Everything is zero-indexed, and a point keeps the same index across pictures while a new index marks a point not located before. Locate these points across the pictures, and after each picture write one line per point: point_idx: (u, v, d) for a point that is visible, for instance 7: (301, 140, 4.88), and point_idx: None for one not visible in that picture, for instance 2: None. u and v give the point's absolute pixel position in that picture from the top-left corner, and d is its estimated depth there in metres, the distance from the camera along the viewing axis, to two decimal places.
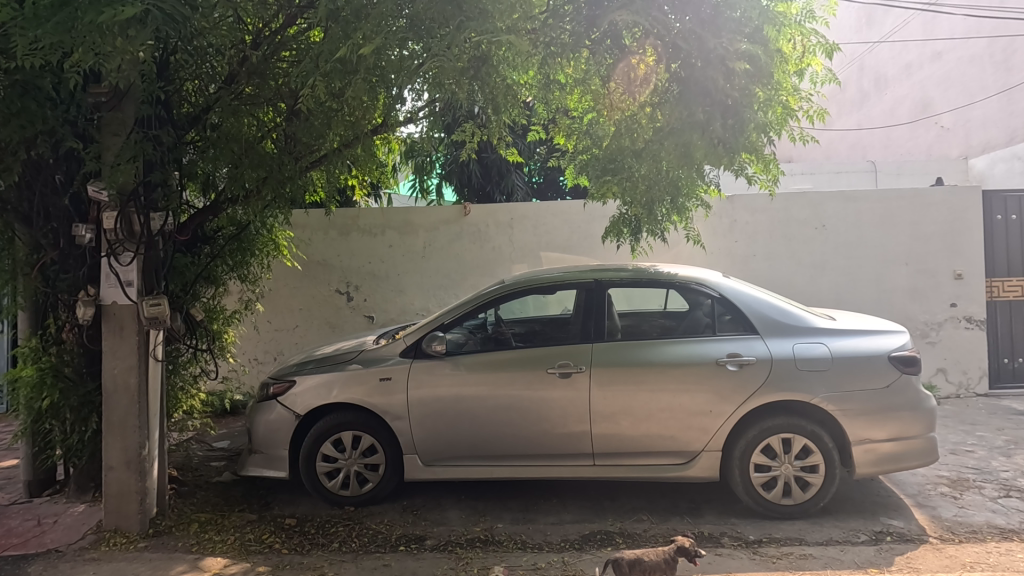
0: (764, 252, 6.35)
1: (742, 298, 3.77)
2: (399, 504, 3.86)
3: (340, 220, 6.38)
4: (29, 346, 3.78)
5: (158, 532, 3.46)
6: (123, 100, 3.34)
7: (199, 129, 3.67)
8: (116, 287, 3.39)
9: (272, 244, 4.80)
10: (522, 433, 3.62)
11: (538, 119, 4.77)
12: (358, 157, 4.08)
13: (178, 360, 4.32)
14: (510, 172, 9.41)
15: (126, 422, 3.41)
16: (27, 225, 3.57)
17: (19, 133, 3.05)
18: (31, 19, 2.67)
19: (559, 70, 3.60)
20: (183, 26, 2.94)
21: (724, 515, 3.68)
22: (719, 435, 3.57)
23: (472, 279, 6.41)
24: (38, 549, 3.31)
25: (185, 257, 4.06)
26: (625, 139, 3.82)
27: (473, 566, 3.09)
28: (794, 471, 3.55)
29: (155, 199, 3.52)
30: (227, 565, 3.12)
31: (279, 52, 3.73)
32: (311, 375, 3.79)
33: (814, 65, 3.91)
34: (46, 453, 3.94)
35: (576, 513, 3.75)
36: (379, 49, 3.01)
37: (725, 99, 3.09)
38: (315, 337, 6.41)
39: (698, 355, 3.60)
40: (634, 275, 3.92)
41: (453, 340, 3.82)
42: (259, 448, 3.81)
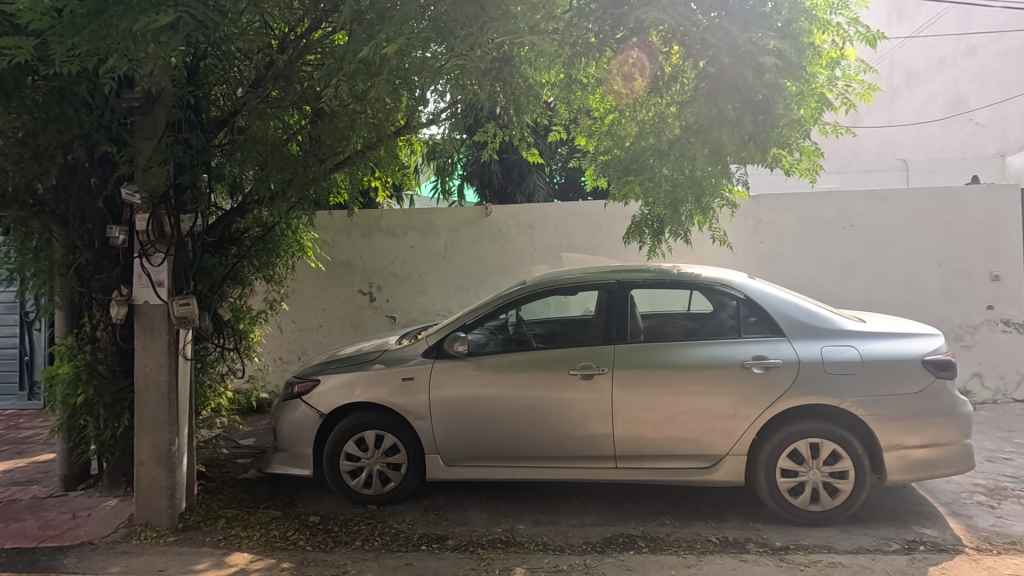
0: (790, 253, 6.23)
1: (768, 299, 3.71)
2: (421, 504, 3.88)
3: (363, 221, 6.44)
4: (64, 344, 3.89)
5: (186, 527, 3.54)
6: (155, 105, 3.43)
7: (227, 132, 3.74)
8: (147, 287, 3.48)
9: (297, 245, 4.88)
10: (543, 434, 3.61)
11: (560, 119, 4.73)
12: (381, 159, 4.11)
13: (207, 358, 4.41)
14: (530, 173, 9.39)
15: (156, 419, 3.50)
16: (63, 228, 3.67)
17: (57, 138, 3.19)
18: (69, 27, 2.75)
19: (583, 70, 3.57)
20: (213, 31, 3.00)
21: (749, 520, 3.61)
22: (744, 439, 3.51)
23: (493, 280, 6.43)
24: (72, 541, 3.41)
25: (213, 257, 4.15)
26: (650, 138, 3.76)
27: (495, 567, 3.09)
28: (823, 477, 3.47)
29: (185, 201, 3.61)
30: (253, 561, 3.18)
31: (305, 55, 3.75)
32: (335, 375, 3.83)
33: (847, 56, 3.79)
34: (81, 447, 4.06)
35: (597, 515, 3.72)
36: (404, 50, 3.06)
37: (754, 95, 3.03)
38: (337, 336, 6.49)
39: (722, 357, 3.54)
40: (658, 276, 3.89)
41: (475, 341, 3.82)
42: (284, 446, 3.86)
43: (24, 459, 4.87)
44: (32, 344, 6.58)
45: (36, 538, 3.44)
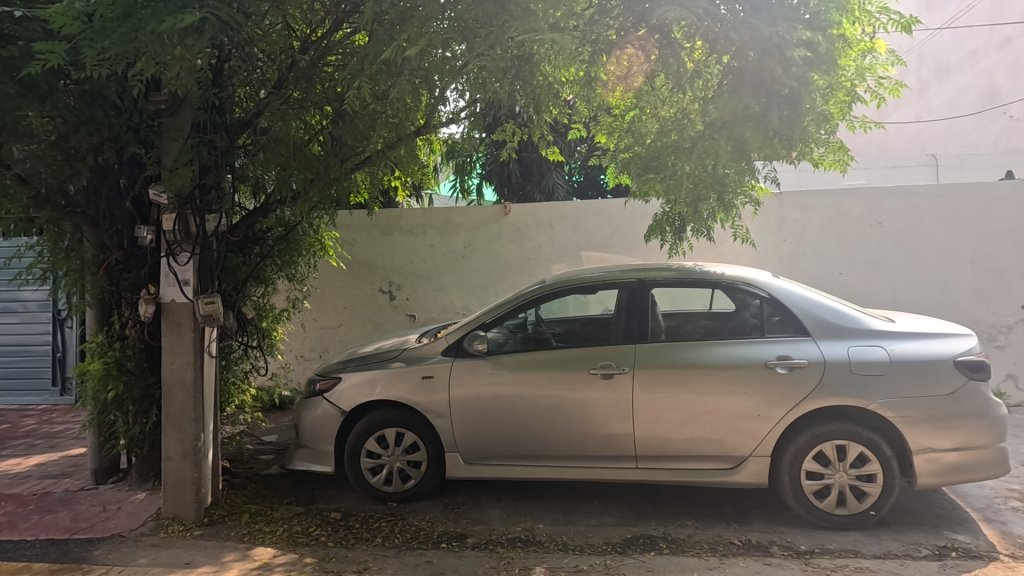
0: (814, 251, 6.10)
1: (794, 298, 3.63)
2: (440, 501, 3.90)
3: (383, 220, 6.49)
4: (96, 341, 4.00)
5: (212, 521, 3.60)
6: (181, 106, 3.49)
7: (250, 133, 3.78)
8: (174, 285, 3.54)
9: (318, 244, 4.94)
10: (563, 433, 3.59)
11: (579, 116, 4.69)
12: (401, 159, 4.12)
13: (231, 356, 4.50)
14: (549, 172, 9.36)
15: (182, 415, 3.57)
16: (93, 228, 3.76)
17: (88, 140, 3.28)
18: (99, 31, 2.78)
19: (604, 67, 3.55)
20: (237, 33, 3.04)
21: (772, 523, 3.56)
22: (768, 440, 3.45)
23: (512, 279, 6.42)
24: (103, 533, 3.49)
25: (237, 257, 4.23)
26: (672, 134, 3.71)
27: (515, 566, 3.08)
28: (850, 480, 3.39)
29: (210, 201, 3.68)
30: (276, 556, 3.22)
31: (324, 56, 3.73)
32: (355, 372, 3.86)
33: (877, 47, 3.72)
34: (112, 442, 4.17)
35: (617, 516, 3.69)
36: (425, 50, 3.08)
37: (781, 89, 2.97)
38: (358, 335, 6.56)
39: (745, 357, 3.49)
40: (679, 275, 3.84)
41: (494, 339, 3.82)
42: (306, 442, 3.91)
43: (58, 453, 5.01)
44: (64, 341, 6.78)
45: (69, 530, 3.53)
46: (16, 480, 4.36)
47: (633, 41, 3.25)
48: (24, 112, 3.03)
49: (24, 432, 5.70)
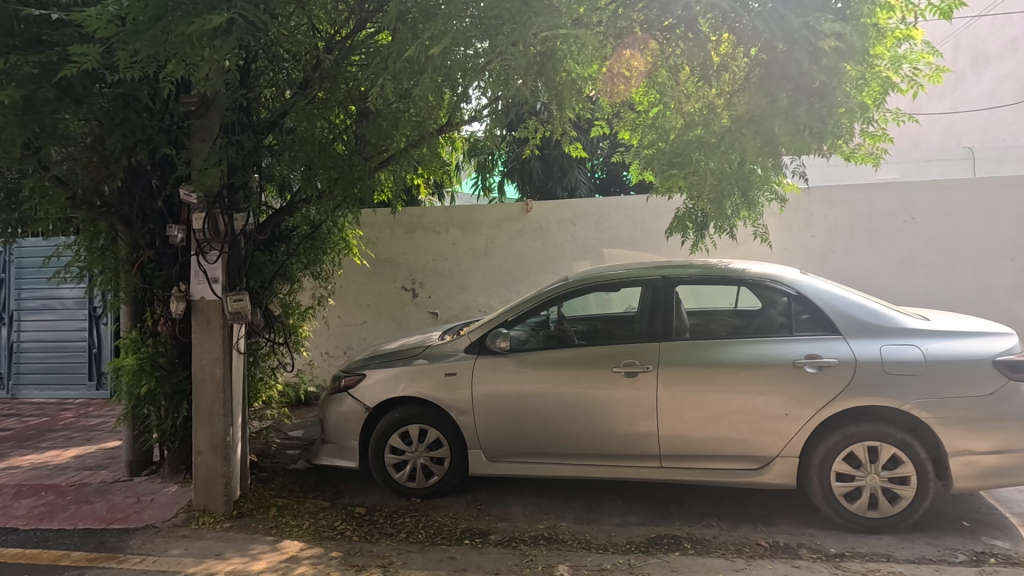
0: (844, 247, 5.96)
1: (822, 296, 3.56)
2: (463, 498, 3.92)
3: (406, 218, 6.55)
4: (129, 337, 4.11)
5: (241, 514, 3.68)
6: (209, 108, 3.57)
7: (276, 133, 3.86)
8: (203, 283, 3.61)
9: (343, 243, 5.01)
10: (586, 431, 3.58)
11: (601, 113, 4.65)
12: (424, 157, 4.14)
13: (258, 352, 4.60)
14: (571, 168, 9.31)
15: (212, 410, 3.65)
16: (127, 228, 3.87)
17: (122, 141, 3.38)
18: (132, 34, 2.85)
19: (627, 62, 3.53)
20: (263, 34, 3.09)
21: (800, 525, 3.49)
22: (796, 441, 3.38)
23: (534, 276, 6.41)
24: (137, 524, 3.60)
25: (263, 255, 4.31)
26: (697, 129, 3.62)
27: (538, 564, 3.08)
28: (882, 482, 3.30)
29: (238, 201, 3.75)
30: (303, 549, 3.28)
31: (349, 56, 3.75)
32: (380, 369, 3.91)
33: (914, 35, 3.61)
34: (145, 435, 4.29)
35: (641, 515, 3.66)
36: (448, 48, 3.08)
37: (811, 82, 2.89)
38: (382, 332, 6.62)
39: (773, 355, 3.42)
40: (704, 272, 3.79)
41: (517, 337, 3.82)
42: (332, 437, 3.96)
43: (94, 445, 5.18)
44: (99, 337, 6.98)
45: (106, 520, 3.65)
46: (55, 472, 4.51)
47: (657, 33, 3.20)
48: (62, 116, 3.08)
49: (63, 425, 5.90)
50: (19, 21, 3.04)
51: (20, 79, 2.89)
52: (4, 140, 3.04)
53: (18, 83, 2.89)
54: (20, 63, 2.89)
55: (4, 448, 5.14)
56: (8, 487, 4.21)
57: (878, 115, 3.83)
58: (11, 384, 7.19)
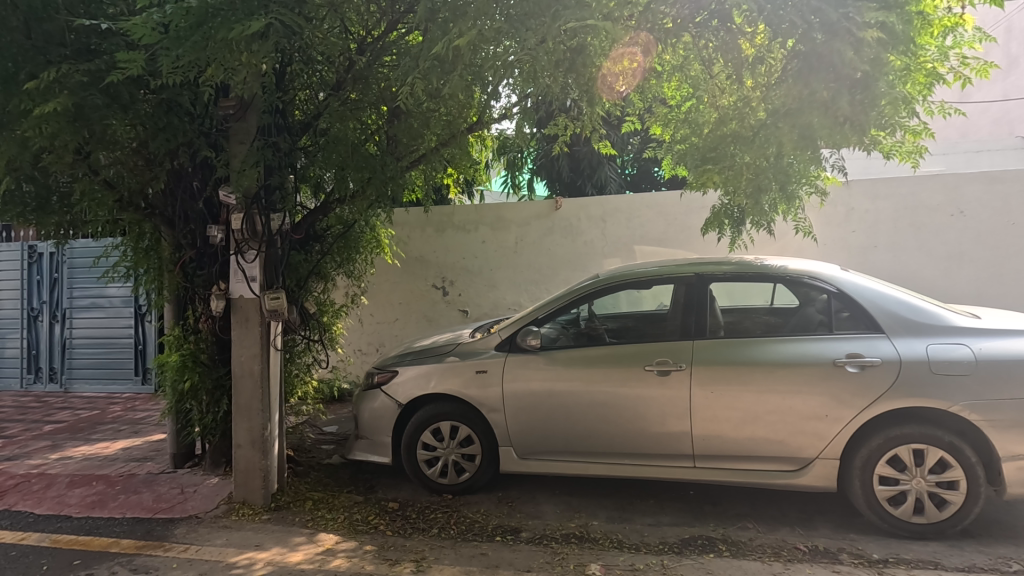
0: (886, 243, 5.75)
1: (864, 294, 3.44)
2: (494, 495, 3.94)
3: (437, 217, 6.61)
4: (173, 334, 4.26)
5: (278, 506, 3.78)
6: (247, 110, 3.67)
7: (311, 135, 3.95)
8: (242, 281, 3.71)
9: (375, 242, 5.08)
10: (618, 430, 3.54)
11: (632, 109, 4.58)
12: (454, 156, 4.18)
13: (294, 349, 4.72)
14: (601, 165, 9.25)
15: (251, 405, 3.76)
16: (170, 228, 4.02)
17: (165, 145, 3.51)
18: (175, 40, 2.92)
19: (658, 55, 3.49)
20: (298, 37, 3.17)
21: (841, 529, 3.38)
22: (836, 442, 3.29)
23: (564, 274, 6.37)
24: (181, 514, 3.73)
25: (299, 254, 4.40)
26: (732, 123, 3.50)
27: (570, 562, 3.07)
28: (929, 487, 3.17)
29: (275, 201, 3.86)
30: (338, 542, 3.35)
31: (381, 57, 3.82)
32: (412, 366, 3.95)
33: (963, 23, 3.40)
34: (188, 429, 4.44)
35: (674, 515, 3.61)
36: (477, 46, 3.09)
37: (852, 73, 2.81)
38: (413, 330, 6.70)
39: (812, 354, 3.33)
40: (739, 268, 3.70)
41: (548, 335, 3.81)
42: (365, 433, 4.03)
43: (140, 438, 5.39)
44: (144, 334, 7.25)
45: (151, 510, 3.79)
46: (105, 463, 4.72)
47: (691, 29, 3.19)
48: (110, 122, 3.20)
49: (112, 418, 6.17)
50: (71, 32, 3.22)
51: (72, 87, 3.02)
52: (57, 146, 3.19)
53: (70, 90, 3.02)
54: (71, 71, 3.03)
55: (58, 439, 5.40)
56: (62, 476, 4.42)
57: (922, 107, 3.62)
58: (64, 378, 7.55)
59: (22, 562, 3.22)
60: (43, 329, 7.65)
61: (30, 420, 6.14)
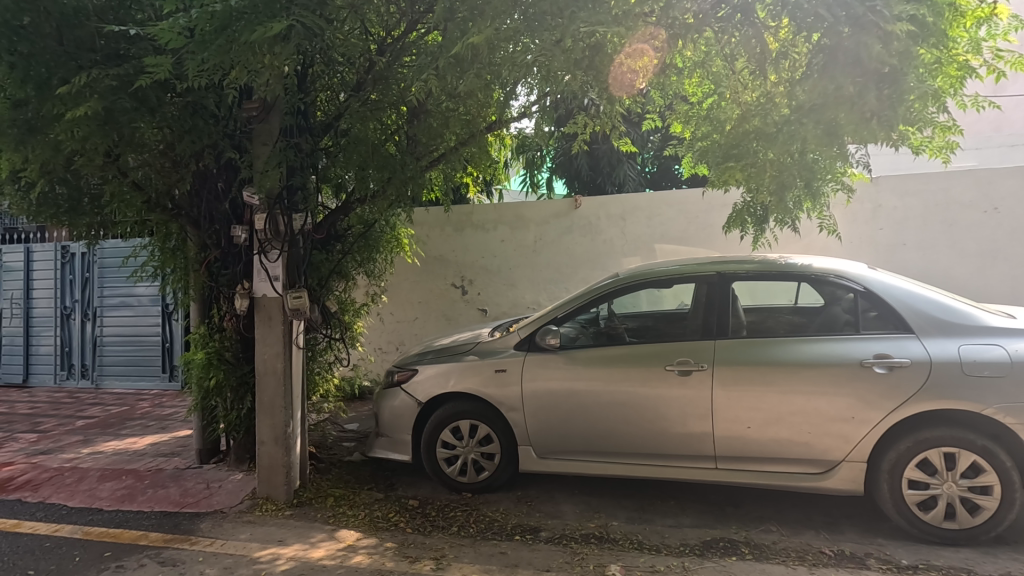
0: (916, 240, 5.60)
1: (892, 293, 3.36)
2: (513, 494, 3.94)
3: (456, 216, 6.64)
4: (198, 332, 4.33)
5: (301, 502, 3.84)
6: (269, 112, 3.72)
7: (332, 135, 3.99)
8: (265, 280, 3.77)
9: (395, 241, 5.12)
10: (638, 431, 3.51)
11: (653, 106, 4.52)
12: (473, 155, 4.18)
13: (316, 347, 4.78)
14: (620, 163, 9.18)
15: (274, 402, 3.82)
16: (196, 229, 4.10)
17: (192, 147, 3.58)
18: (200, 44, 2.98)
19: (678, 52, 3.45)
20: (319, 38, 3.20)
21: (868, 534, 3.31)
22: (863, 445, 3.21)
23: (583, 273, 6.34)
24: (207, 509, 3.81)
25: (320, 254, 4.45)
26: (754, 120, 3.43)
27: (589, 562, 3.05)
28: (961, 491, 3.07)
29: (297, 202, 3.92)
30: (359, 539, 3.38)
31: (401, 58, 3.83)
32: (431, 365, 3.97)
33: (998, 13, 3.26)
34: (213, 425, 4.53)
35: (695, 517, 3.57)
36: (495, 45, 3.08)
37: (880, 67, 2.73)
38: (432, 328, 6.73)
39: (838, 354, 3.26)
40: (762, 267, 3.64)
41: (567, 334, 3.80)
42: (385, 431, 4.06)
43: (167, 434, 5.51)
44: (171, 332, 7.42)
45: (178, 504, 3.88)
46: (134, 457, 4.84)
47: (713, 25, 3.15)
48: (138, 125, 3.27)
49: (140, 414, 6.32)
50: (101, 38, 3.31)
51: (101, 91, 3.09)
52: (88, 149, 3.27)
53: (100, 94, 3.09)
54: (101, 76, 3.10)
55: (89, 434, 5.56)
56: (93, 470, 4.55)
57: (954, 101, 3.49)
58: (95, 374, 7.76)
59: (56, 552, 3.32)
60: (75, 327, 7.88)
61: (63, 415, 6.33)
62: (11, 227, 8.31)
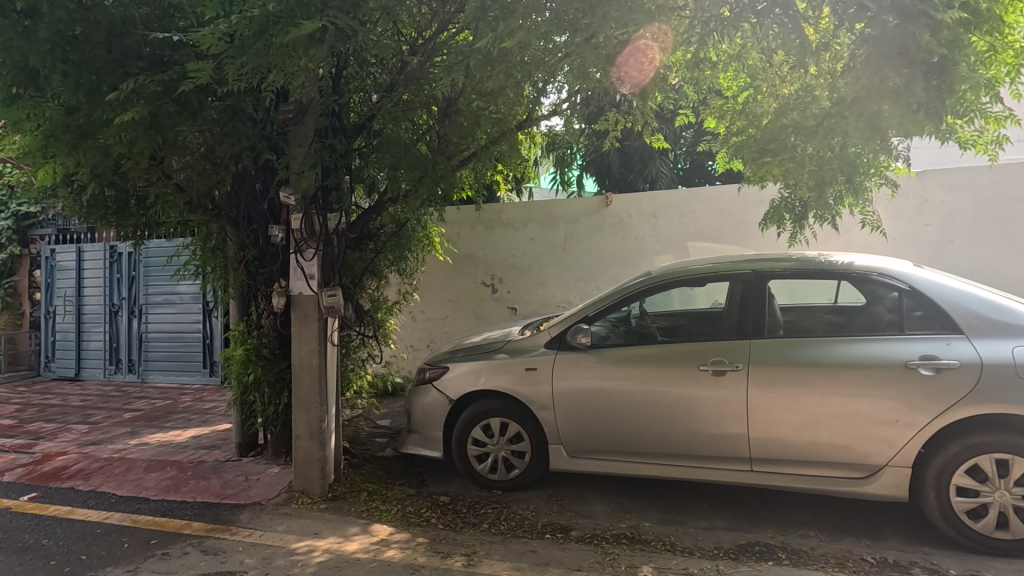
0: (965, 237, 5.36)
1: (939, 291, 3.23)
2: (544, 493, 3.94)
3: (486, 215, 6.66)
4: (237, 329, 4.45)
5: (335, 496, 3.92)
6: (305, 113, 3.81)
7: (365, 136, 4.04)
8: (302, 279, 3.87)
9: (426, 240, 5.17)
10: (670, 431, 3.46)
11: (686, 102, 4.45)
12: (504, 154, 4.19)
13: (350, 344, 4.87)
14: (652, 160, 9.07)
15: (310, 397, 3.91)
16: (235, 229, 4.22)
17: (232, 149, 3.69)
18: (239, 48, 3.06)
19: (713, 47, 3.38)
20: (352, 40, 3.24)
21: (912, 542, 3.19)
22: (908, 449, 3.10)
23: (614, 271, 6.28)
24: (246, 500, 3.93)
25: (354, 253, 4.53)
26: (792, 115, 3.31)
27: (621, 563, 3.03)
28: (1014, 500, 2.93)
29: (331, 202, 4.00)
30: (392, 533, 3.43)
31: (432, 58, 3.85)
32: (462, 362, 4.00)
33: None
34: (252, 420, 4.66)
35: (730, 520, 3.51)
36: (526, 43, 3.07)
37: (928, 57, 2.63)
38: (463, 327, 6.78)
39: (881, 355, 3.15)
40: (800, 265, 3.54)
41: (598, 333, 3.77)
42: (417, 428, 4.11)
43: (208, 427, 5.70)
44: (211, 329, 7.66)
45: (219, 495, 4.01)
46: (178, 449, 5.02)
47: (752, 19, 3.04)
48: (181, 128, 3.39)
49: (183, 407, 6.55)
50: (147, 45, 3.46)
51: (147, 97, 3.22)
52: (135, 152, 3.40)
53: (146, 100, 3.22)
54: (146, 82, 3.22)
55: (136, 427, 5.79)
56: (140, 461, 4.74)
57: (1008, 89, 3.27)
58: (141, 369, 8.09)
59: (107, 538, 3.47)
60: (123, 323, 8.22)
61: (112, 408, 6.62)
62: (64, 228, 8.66)
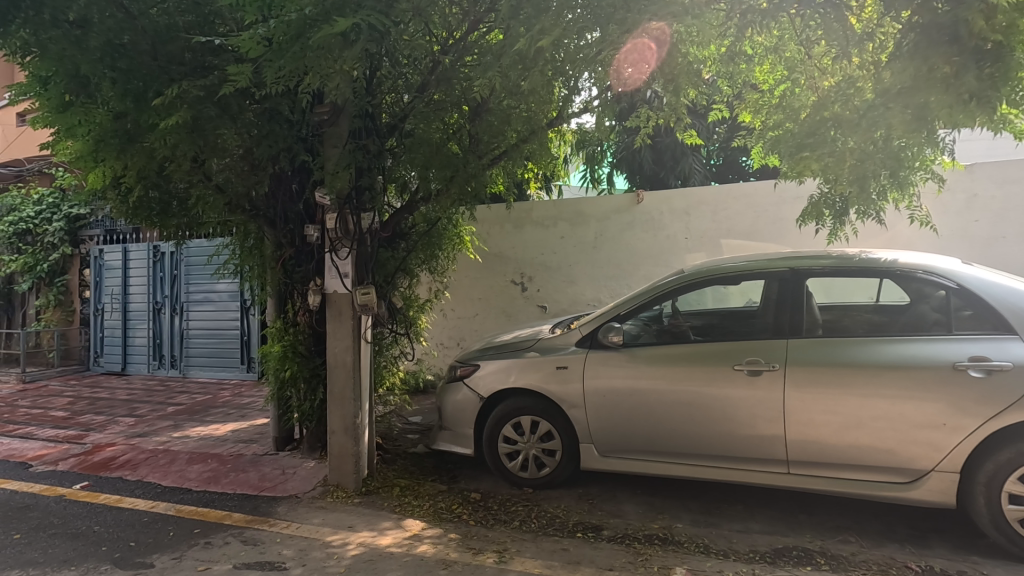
0: (1017, 232, 5.11)
1: (990, 290, 3.10)
2: (574, 492, 3.92)
3: (516, 213, 6.68)
4: (274, 326, 4.56)
5: (368, 491, 3.99)
6: (339, 115, 3.88)
7: (397, 136, 4.06)
8: (336, 277, 3.95)
9: (457, 238, 5.20)
10: (704, 432, 3.41)
11: (720, 97, 4.36)
12: (535, 152, 4.18)
13: (382, 341, 4.95)
14: (684, 157, 8.94)
15: (344, 393, 3.99)
16: (272, 228, 4.33)
17: (269, 150, 3.79)
18: (277, 52, 3.14)
19: (749, 40, 3.30)
20: (385, 41, 3.29)
21: (960, 550, 3.06)
22: (955, 453, 2.98)
23: (645, 269, 6.22)
24: (283, 493, 4.03)
25: (387, 251, 4.60)
26: (833, 107, 3.22)
27: (653, 564, 3.00)
28: None
29: (365, 201, 4.07)
30: (424, 528, 3.48)
31: (463, 58, 3.87)
32: (493, 361, 4.02)
33: None
34: (288, 415, 4.77)
35: (765, 523, 3.43)
36: (558, 41, 3.06)
37: (980, 44, 2.54)
38: (493, 325, 6.80)
39: (926, 356, 3.04)
40: (840, 263, 3.44)
41: (630, 332, 3.74)
42: (448, 425, 4.15)
43: (246, 422, 5.87)
44: (248, 326, 7.88)
45: (258, 487, 4.13)
46: (218, 443, 5.19)
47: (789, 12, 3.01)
48: (221, 131, 3.51)
49: (222, 402, 6.76)
50: (189, 51, 3.56)
51: (190, 101, 3.32)
52: (178, 155, 3.51)
53: (189, 104, 3.33)
54: (189, 88, 3.31)
55: (178, 420, 6.00)
56: (182, 453, 4.92)
57: None
58: (183, 365, 8.38)
59: (153, 527, 3.61)
60: (165, 321, 8.53)
61: (156, 402, 6.88)
62: (111, 229, 9.02)
